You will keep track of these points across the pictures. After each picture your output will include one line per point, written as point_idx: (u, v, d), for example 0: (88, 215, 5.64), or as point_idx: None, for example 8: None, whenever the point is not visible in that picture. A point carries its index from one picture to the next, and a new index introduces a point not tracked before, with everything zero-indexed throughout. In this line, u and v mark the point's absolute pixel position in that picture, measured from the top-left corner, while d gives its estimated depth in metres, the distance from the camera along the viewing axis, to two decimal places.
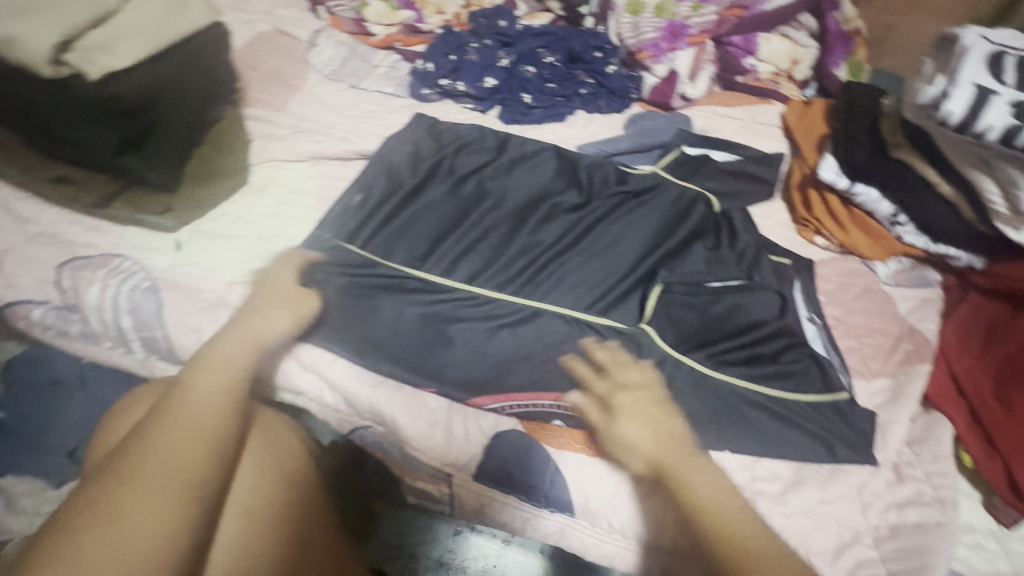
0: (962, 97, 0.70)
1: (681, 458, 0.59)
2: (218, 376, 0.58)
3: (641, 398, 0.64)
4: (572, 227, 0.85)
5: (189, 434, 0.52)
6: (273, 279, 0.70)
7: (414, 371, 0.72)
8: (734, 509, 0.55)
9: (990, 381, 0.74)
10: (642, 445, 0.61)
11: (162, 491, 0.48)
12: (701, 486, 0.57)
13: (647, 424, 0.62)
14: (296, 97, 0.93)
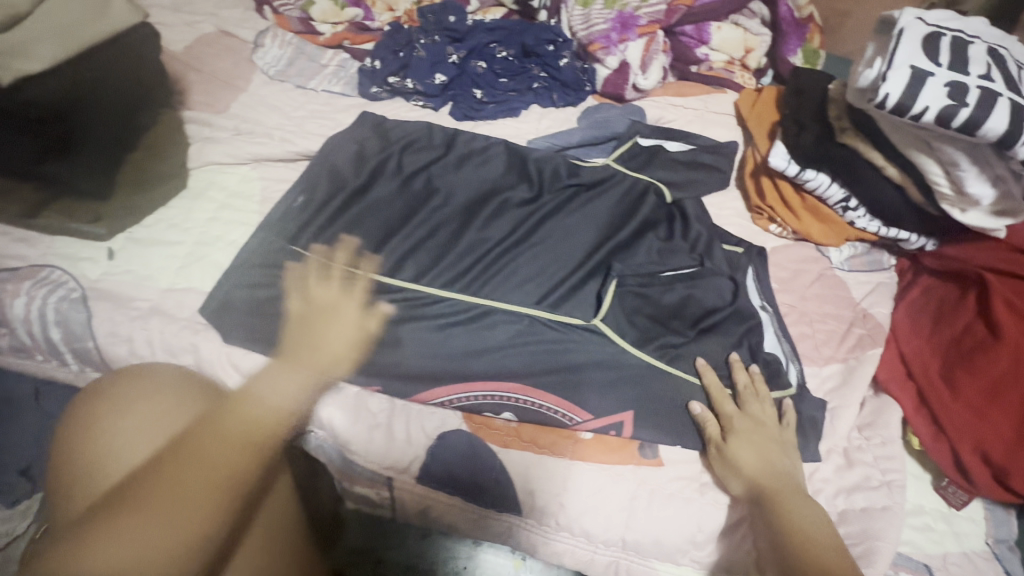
0: (899, 79, 0.69)
1: (791, 490, 0.62)
2: (267, 407, 0.60)
3: (762, 428, 0.66)
4: (523, 221, 0.84)
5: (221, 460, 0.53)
6: (337, 309, 0.69)
7: (356, 372, 0.69)
8: (833, 550, 0.57)
9: (937, 363, 0.73)
10: (758, 473, 0.63)
11: (173, 515, 0.49)
12: (806, 519, 0.59)
13: (761, 454, 0.64)
14: (239, 99, 0.91)
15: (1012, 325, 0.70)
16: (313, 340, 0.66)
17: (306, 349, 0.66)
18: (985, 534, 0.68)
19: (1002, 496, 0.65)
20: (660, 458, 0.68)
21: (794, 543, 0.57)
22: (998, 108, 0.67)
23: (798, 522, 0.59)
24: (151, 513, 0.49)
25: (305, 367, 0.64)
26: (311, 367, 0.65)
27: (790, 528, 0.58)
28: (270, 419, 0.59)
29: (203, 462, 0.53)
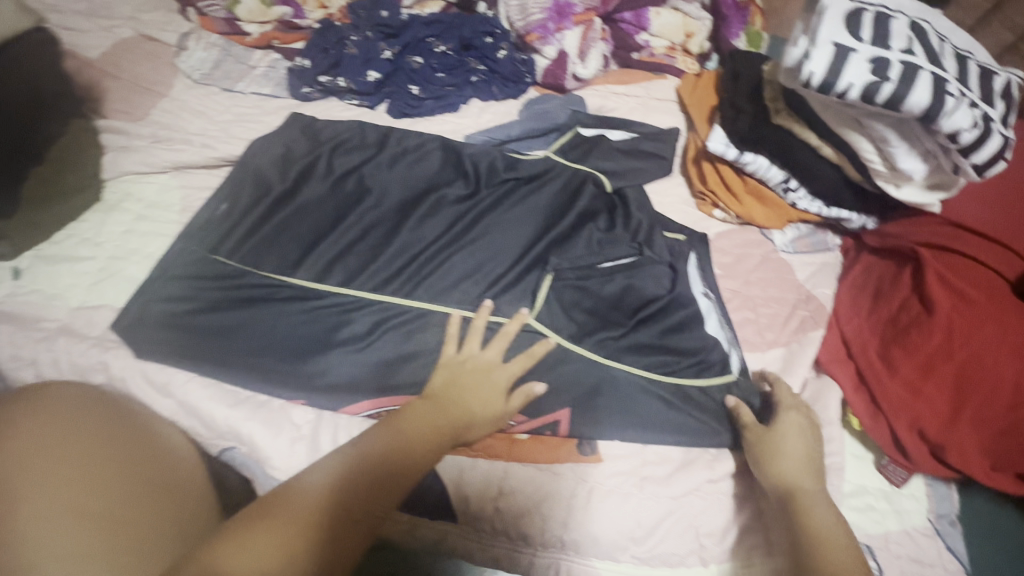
0: (823, 56, 0.68)
1: (818, 492, 0.60)
2: (406, 451, 0.58)
3: (806, 427, 0.65)
4: (459, 218, 0.82)
5: (345, 496, 0.54)
6: (488, 372, 0.65)
7: (284, 385, 0.66)
8: (852, 561, 0.55)
9: (876, 342, 0.73)
10: (793, 472, 0.61)
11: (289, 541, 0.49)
12: (831, 526, 0.57)
13: (805, 449, 0.63)
14: (160, 104, 0.88)
15: (945, 299, 0.69)
16: (458, 391, 0.63)
17: (448, 401, 0.62)
18: (927, 511, 0.68)
19: (940, 471, 0.65)
20: (599, 455, 0.67)
21: (812, 548, 0.56)
22: (920, 81, 0.66)
23: (819, 527, 0.57)
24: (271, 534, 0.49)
25: (446, 422, 0.61)
26: (449, 421, 0.61)
27: (811, 531, 0.57)
28: (403, 464, 0.57)
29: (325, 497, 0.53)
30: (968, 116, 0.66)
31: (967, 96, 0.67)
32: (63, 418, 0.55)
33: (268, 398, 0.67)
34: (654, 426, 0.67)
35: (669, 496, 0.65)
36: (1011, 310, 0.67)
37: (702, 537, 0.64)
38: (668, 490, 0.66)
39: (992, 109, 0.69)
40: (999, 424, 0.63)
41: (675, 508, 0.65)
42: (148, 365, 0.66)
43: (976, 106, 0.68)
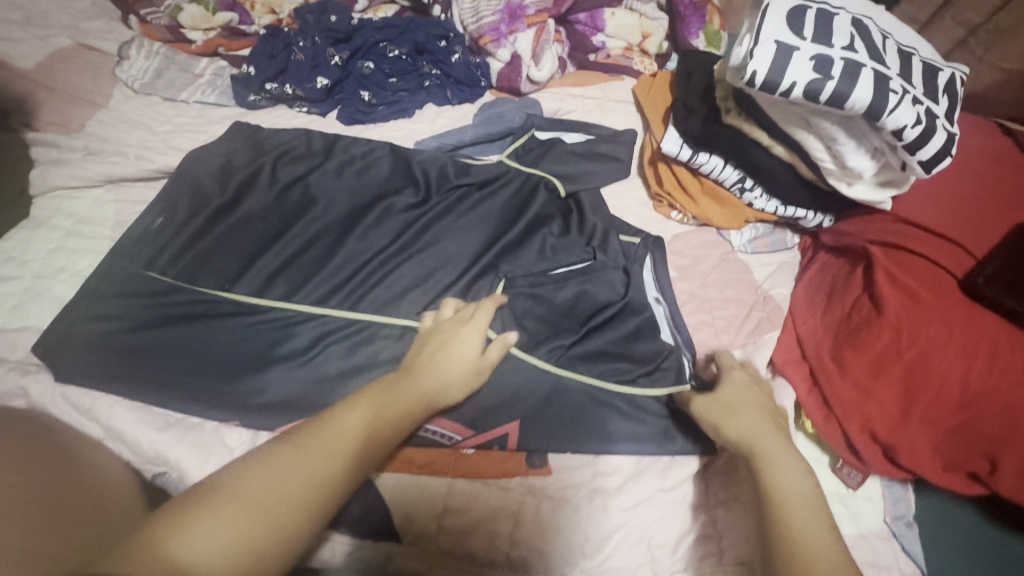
0: (766, 54, 0.67)
1: (778, 447, 0.57)
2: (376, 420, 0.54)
3: (755, 383, 0.65)
4: (408, 226, 0.79)
5: (317, 464, 0.49)
6: (460, 331, 0.63)
7: (216, 406, 0.63)
8: (814, 511, 0.53)
9: (830, 342, 0.72)
10: (748, 429, 0.59)
11: (252, 515, 0.44)
12: (788, 477, 0.55)
13: (755, 397, 0.62)
14: (97, 115, 0.85)
15: (894, 299, 0.67)
16: (427, 356, 0.62)
17: (423, 361, 0.61)
18: (884, 513, 0.67)
19: (892, 472, 0.65)
20: (549, 467, 0.65)
21: (775, 507, 0.53)
22: (862, 79, 0.66)
23: (779, 484, 0.55)
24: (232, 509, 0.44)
25: (418, 386, 0.58)
26: (422, 388, 0.59)
27: (771, 489, 0.55)
28: (383, 424, 0.54)
29: (301, 459, 0.48)
30: (910, 113, 0.65)
31: (910, 92, 0.67)
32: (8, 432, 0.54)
33: (201, 420, 0.64)
34: (606, 436, 0.66)
35: (619, 509, 0.63)
36: (962, 308, 0.65)
37: (654, 549, 0.63)
38: (618, 502, 0.64)
39: (936, 105, 0.69)
40: (948, 424, 0.62)
41: (626, 520, 0.63)
42: (69, 390, 0.63)
43: (919, 102, 0.67)
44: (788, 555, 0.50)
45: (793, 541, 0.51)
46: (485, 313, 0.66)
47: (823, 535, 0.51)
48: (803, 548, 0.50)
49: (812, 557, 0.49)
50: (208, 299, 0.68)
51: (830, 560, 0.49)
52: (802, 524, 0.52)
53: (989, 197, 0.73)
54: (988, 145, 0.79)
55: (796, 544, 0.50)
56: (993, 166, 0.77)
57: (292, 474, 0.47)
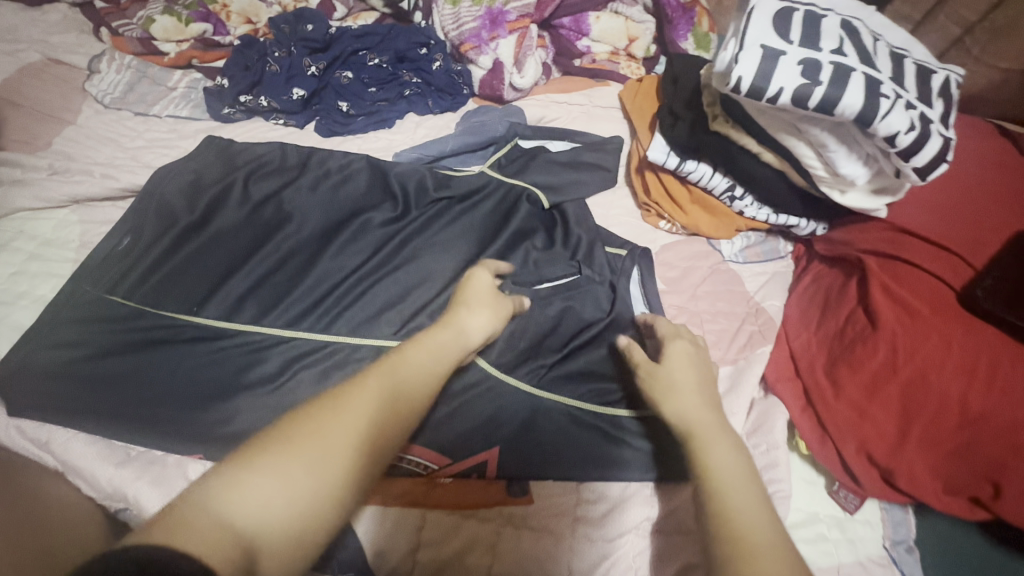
0: (751, 59, 0.64)
1: (715, 426, 0.54)
2: (418, 377, 0.51)
3: (694, 353, 0.61)
4: (385, 243, 0.76)
5: (371, 423, 0.45)
6: (485, 280, 0.64)
7: (177, 438, 0.61)
8: (750, 492, 0.48)
9: (825, 357, 0.69)
10: (686, 410, 0.55)
11: (313, 472, 0.40)
12: (725, 458, 0.50)
13: (694, 372, 0.59)
14: (64, 132, 0.83)
15: (890, 313, 0.64)
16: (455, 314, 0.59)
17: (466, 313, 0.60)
18: (883, 538, 0.64)
19: (889, 496, 0.62)
20: (530, 495, 0.62)
21: (708, 490, 0.48)
22: (852, 83, 0.63)
23: (717, 466, 0.50)
24: (290, 466, 0.40)
25: (452, 341, 0.56)
26: (457, 345, 0.56)
27: (709, 470, 0.50)
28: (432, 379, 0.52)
29: (363, 412, 0.45)
30: (903, 118, 0.62)
31: (903, 96, 0.64)
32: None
33: (163, 453, 0.62)
34: (591, 462, 0.63)
35: (604, 539, 0.60)
36: (959, 322, 0.62)
37: None
38: (603, 532, 0.61)
39: (931, 109, 0.66)
40: (948, 446, 0.59)
41: (613, 552, 0.59)
42: (25, 424, 0.62)
43: (913, 106, 0.64)
44: (729, 546, 0.44)
45: (733, 529, 0.45)
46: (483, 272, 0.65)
47: (765, 518, 0.46)
48: (742, 535, 0.44)
49: (752, 544, 0.43)
50: (172, 324, 0.65)
51: (773, 545, 0.43)
52: (741, 506, 0.46)
53: (987, 202, 0.70)
54: (986, 149, 0.76)
55: (737, 531, 0.45)
56: (992, 171, 0.73)
57: (348, 432, 0.43)
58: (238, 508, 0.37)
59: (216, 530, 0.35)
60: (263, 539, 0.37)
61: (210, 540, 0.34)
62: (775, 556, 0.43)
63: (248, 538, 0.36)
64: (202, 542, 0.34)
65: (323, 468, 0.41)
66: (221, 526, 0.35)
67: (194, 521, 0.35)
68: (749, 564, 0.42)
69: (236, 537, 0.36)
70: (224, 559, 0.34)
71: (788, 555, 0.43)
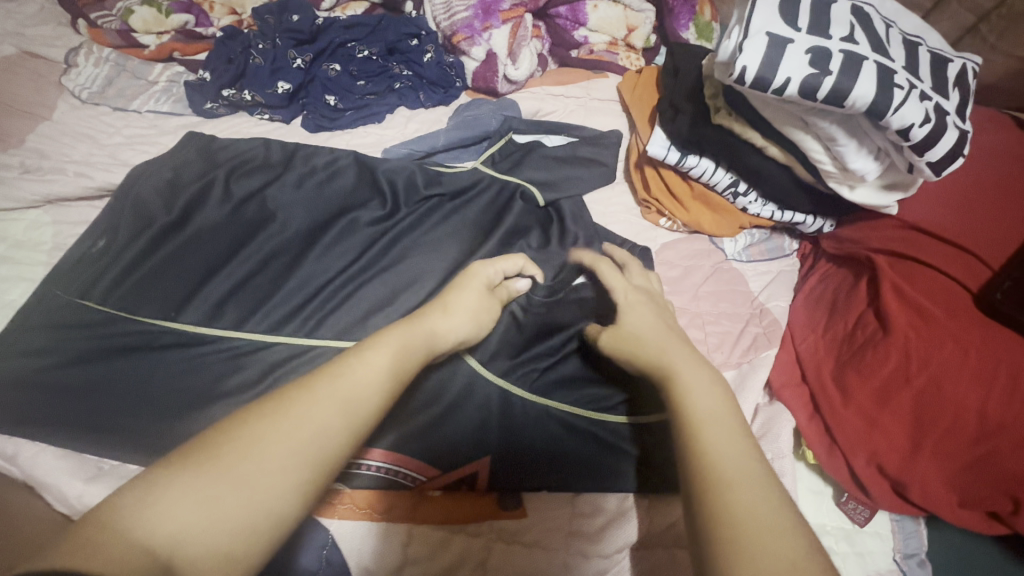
0: (757, 47, 0.60)
1: (687, 359, 0.51)
2: (373, 373, 0.47)
3: (647, 301, 0.60)
4: (373, 243, 0.72)
5: (311, 426, 0.42)
6: (470, 277, 0.61)
7: (152, 452, 0.58)
8: (726, 423, 0.45)
9: (832, 361, 0.66)
10: (654, 350, 0.54)
11: (236, 480, 0.38)
12: (698, 392, 0.48)
13: (650, 317, 0.58)
14: (38, 129, 0.80)
15: (902, 316, 0.61)
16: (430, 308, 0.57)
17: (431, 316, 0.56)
18: (893, 550, 0.61)
19: (901, 508, 0.59)
20: (524, 509, 0.60)
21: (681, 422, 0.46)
22: (864, 73, 0.59)
23: (691, 398, 0.47)
24: (211, 474, 0.38)
25: (417, 335, 0.52)
26: (423, 338, 0.53)
27: (682, 402, 0.47)
28: (391, 380, 0.48)
29: (301, 422, 0.42)
30: (918, 110, 0.59)
31: (917, 87, 0.60)
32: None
33: (137, 467, 0.59)
34: (587, 471, 0.60)
35: (600, 555, 0.58)
36: (976, 326, 0.59)
37: None
38: (599, 548, 0.58)
39: (946, 100, 0.62)
40: (964, 458, 0.56)
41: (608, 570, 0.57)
42: None
43: (928, 97, 0.61)
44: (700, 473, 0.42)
45: (702, 457, 0.43)
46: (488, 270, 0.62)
47: (740, 447, 0.43)
48: (713, 466, 0.42)
49: (723, 472, 0.41)
50: (148, 330, 0.62)
51: (745, 472, 0.41)
52: (714, 435, 0.44)
53: (1005, 198, 0.67)
54: (1002, 142, 0.73)
55: (707, 462, 0.42)
56: (1008, 164, 0.70)
57: (281, 437, 0.41)
58: (152, 517, 0.35)
59: (123, 541, 0.33)
60: (179, 550, 0.35)
61: (114, 553, 0.33)
62: (746, 483, 0.40)
63: (162, 550, 0.34)
64: (102, 554, 0.32)
65: (248, 475, 0.38)
66: (128, 538, 0.34)
67: (102, 534, 0.34)
68: (720, 494, 0.40)
69: (146, 548, 0.34)
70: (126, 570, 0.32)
71: (761, 483, 0.41)
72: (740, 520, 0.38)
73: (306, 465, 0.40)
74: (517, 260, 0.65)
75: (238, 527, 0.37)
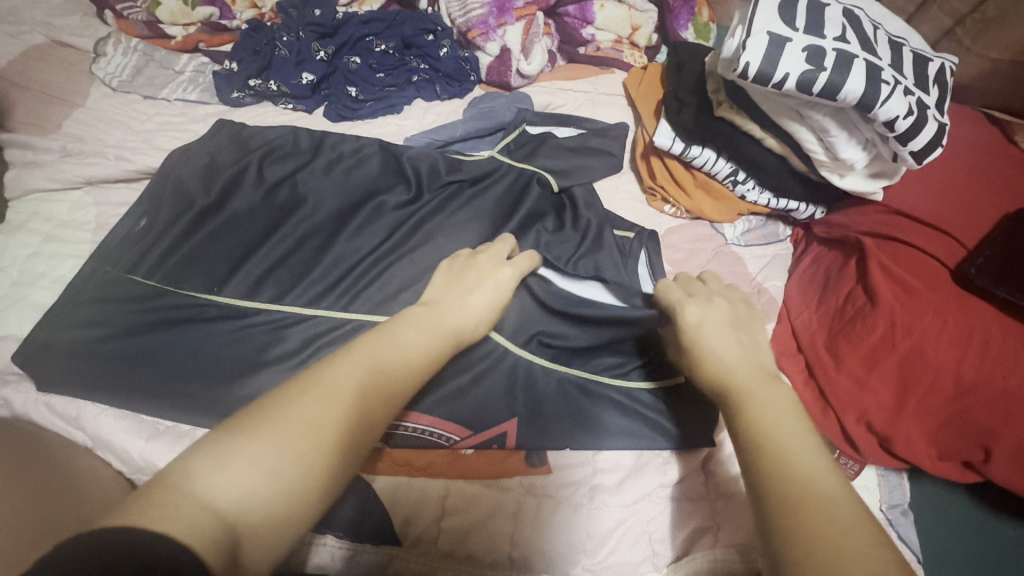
0: (759, 45, 0.66)
1: (756, 380, 0.51)
2: (405, 358, 0.51)
3: (722, 313, 0.60)
4: (401, 224, 0.76)
5: (347, 402, 0.45)
6: (487, 265, 0.64)
7: (206, 413, 0.62)
8: (809, 445, 0.45)
9: (824, 334, 0.72)
10: (727, 366, 0.54)
11: (297, 454, 0.40)
12: (776, 415, 0.48)
13: (735, 340, 0.56)
14: (73, 114, 0.84)
15: (889, 291, 0.67)
16: (447, 293, 0.60)
17: (446, 302, 0.59)
18: (880, 501, 0.68)
19: (889, 462, 0.66)
20: (549, 466, 0.65)
21: (757, 438, 0.46)
22: (855, 69, 0.65)
23: (763, 419, 0.47)
24: (273, 444, 0.40)
25: (441, 321, 0.56)
26: (446, 327, 0.57)
27: (749, 422, 0.48)
28: (410, 364, 0.51)
29: (336, 398, 0.44)
30: (902, 103, 0.65)
31: (901, 83, 0.67)
32: (25, 463, 0.54)
33: (191, 428, 0.63)
34: (605, 431, 0.65)
35: (620, 505, 0.63)
36: (955, 302, 0.66)
37: (655, 544, 0.62)
38: (618, 498, 0.64)
39: (927, 95, 0.69)
40: (943, 415, 0.64)
41: (626, 517, 0.63)
42: (53, 398, 0.63)
43: (911, 92, 0.67)
44: (785, 496, 0.42)
45: (789, 474, 0.43)
46: (527, 262, 0.67)
47: (818, 466, 0.44)
48: (799, 480, 0.42)
49: (810, 493, 0.41)
50: (194, 302, 0.66)
51: (828, 492, 0.41)
52: (790, 453, 0.44)
53: (978, 186, 0.74)
54: (975, 136, 0.80)
55: (788, 473, 0.43)
56: (981, 156, 0.77)
57: (323, 411, 0.43)
58: (216, 486, 0.37)
59: (193, 505, 0.36)
60: (244, 517, 0.37)
61: (183, 515, 0.35)
62: (829, 499, 0.41)
63: (227, 513, 0.36)
64: (179, 518, 0.35)
65: (308, 452, 0.41)
66: (198, 502, 0.36)
67: (172, 496, 0.36)
68: (808, 509, 0.40)
69: (213, 512, 0.36)
70: (201, 537, 0.34)
71: (846, 502, 0.41)
72: (830, 536, 0.38)
73: (343, 437, 0.43)
74: (510, 244, 0.69)
75: (289, 494, 0.39)
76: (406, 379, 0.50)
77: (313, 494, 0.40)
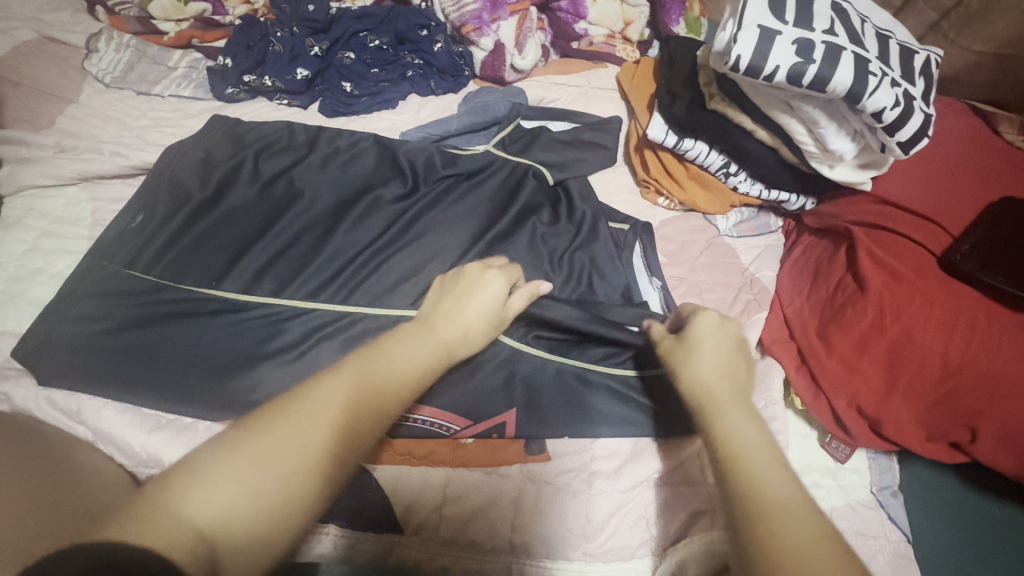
0: (750, 38, 0.67)
1: (733, 399, 0.51)
2: (396, 375, 0.51)
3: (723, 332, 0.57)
4: (398, 218, 0.76)
5: (334, 418, 0.45)
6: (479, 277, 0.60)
7: (207, 405, 0.62)
8: (775, 468, 0.46)
9: (815, 321, 0.73)
10: (706, 380, 0.53)
11: (280, 473, 0.41)
12: (745, 438, 0.48)
13: (722, 358, 0.55)
14: (66, 111, 0.83)
15: (878, 278, 0.69)
16: (439, 306, 0.58)
17: (435, 315, 0.57)
18: (870, 483, 0.69)
19: (878, 444, 0.68)
20: (547, 454, 0.66)
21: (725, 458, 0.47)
22: (843, 61, 0.66)
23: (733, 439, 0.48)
24: (257, 461, 0.41)
25: (434, 332, 0.56)
26: (435, 338, 0.55)
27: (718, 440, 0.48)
28: (402, 381, 0.51)
29: (323, 415, 0.45)
30: (889, 95, 0.67)
31: (888, 75, 0.68)
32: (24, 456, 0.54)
33: (194, 420, 0.64)
34: (602, 419, 0.66)
35: (618, 491, 0.64)
36: (940, 287, 0.68)
37: (653, 528, 0.63)
38: (617, 484, 0.65)
39: (913, 86, 0.70)
40: (930, 398, 0.65)
41: (624, 502, 0.64)
42: (53, 392, 0.63)
43: (897, 84, 0.69)
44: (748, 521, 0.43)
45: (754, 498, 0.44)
46: (512, 271, 0.64)
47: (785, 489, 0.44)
48: (762, 504, 0.43)
49: (773, 518, 0.42)
50: (192, 297, 0.67)
51: (791, 516, 0.42)
52: (756, 474, 0.45)
53: (965, 176, 0.76)
54: (962, 127, 0.82)
55: (752, 497, 0.44)
56: (967, 147, 0.79)
57: (309, 427, 0.44)
58: (197, 504, 0.38)
59: (173, 521, 0.37)
60: (222, 534, 0.38)
61: (163, 531, 0.36)
62: (791, 526, 0.41)
63: (206, 529, 0.37)
64: (157, 534, 0.36)
65: (290, 471, 0.41)
66: (179, 519, 0.37)
67: (154, 511, 0.37)
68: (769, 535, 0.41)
69: (190, 528, 0.37)
70: (178, 553, 0.35)
71: (810, 527, 0.42)
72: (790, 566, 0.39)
73: (327, 456, 0.43)
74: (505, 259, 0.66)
75: (269, 512, 0.40)
76: (396, 397, 0.50)
77: (294, 512, 0.41)
